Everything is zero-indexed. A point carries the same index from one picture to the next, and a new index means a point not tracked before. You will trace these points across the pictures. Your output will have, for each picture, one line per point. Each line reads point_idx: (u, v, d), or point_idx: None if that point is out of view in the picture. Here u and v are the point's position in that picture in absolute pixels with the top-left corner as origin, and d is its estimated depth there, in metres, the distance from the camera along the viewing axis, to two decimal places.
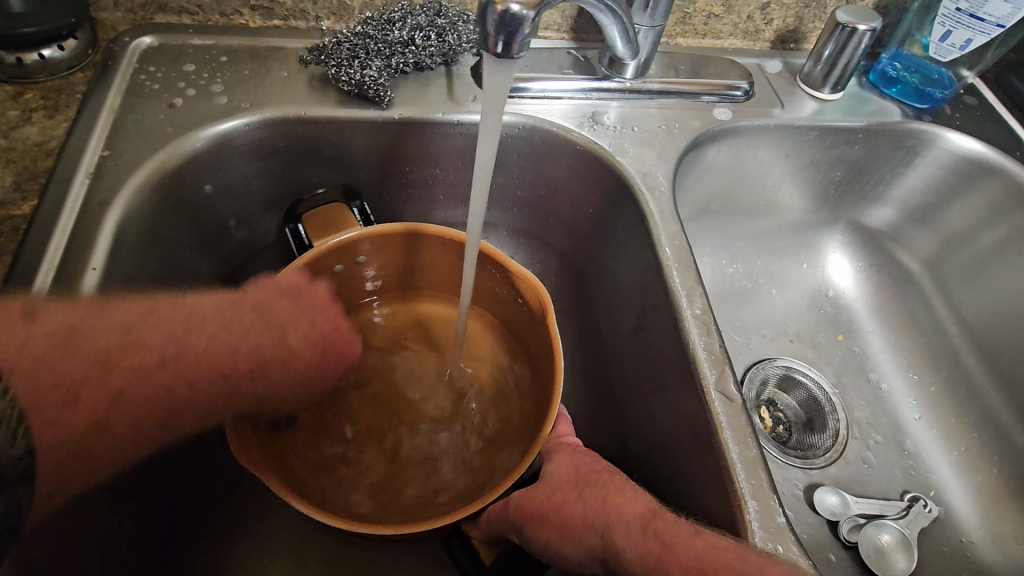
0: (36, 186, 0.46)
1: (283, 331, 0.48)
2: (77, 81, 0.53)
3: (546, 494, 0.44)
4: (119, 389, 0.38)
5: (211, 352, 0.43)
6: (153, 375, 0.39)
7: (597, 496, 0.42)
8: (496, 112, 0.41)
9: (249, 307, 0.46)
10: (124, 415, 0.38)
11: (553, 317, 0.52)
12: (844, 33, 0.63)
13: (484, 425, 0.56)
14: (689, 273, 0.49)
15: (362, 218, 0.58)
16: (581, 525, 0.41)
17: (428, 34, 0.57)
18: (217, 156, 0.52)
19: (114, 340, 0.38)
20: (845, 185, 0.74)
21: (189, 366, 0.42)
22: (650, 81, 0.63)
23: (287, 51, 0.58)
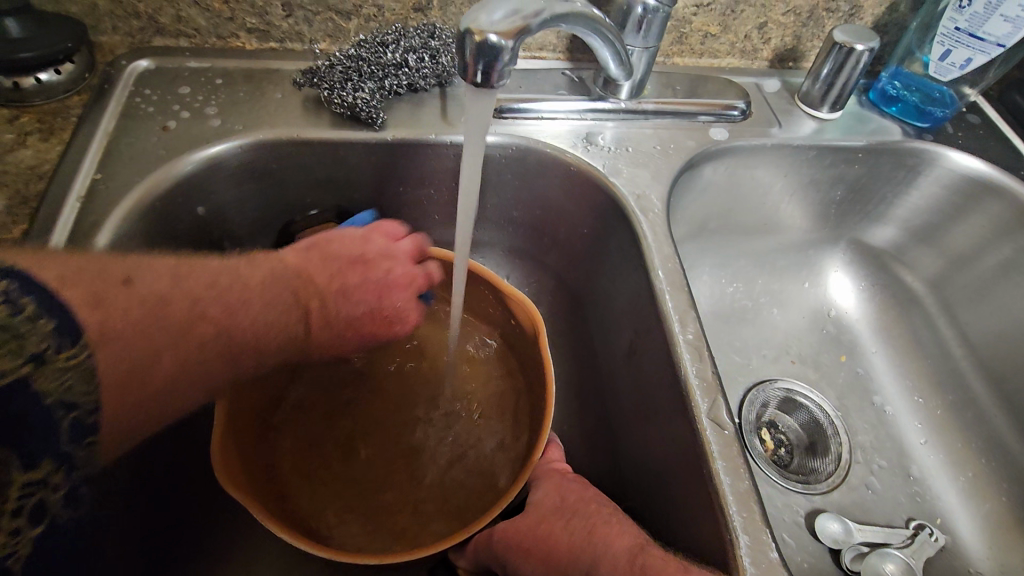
0: (27, 209, 0.46)
1: (332, 298, 0.47)
2: (74, 104, 0.54)
3: (533, 523, 0.43)
4: (184, 336, 0.36)
5: (272, 312, 0.42)
6: (218, 333, 0.38)
7: (585, 527, 0.41)
8: (477, 141, 0.40)
9: (298, 277, 0.46)
10: (198, 355, 0.37)
11: (546, 340, 0.52)
12: (842, 52, 0.62)
13: (475, 449, 0.55)
14: (682, 297, 0.49)
15: None
16: (568, 558, 0.40)
17: (422, 56, 0.57)
18: (209, 178, 0.52)
19: (183, 295, 0.37)
20: (846, 204, 0.73)
21: (249, 330, 0.40)
22: (645, 102, 0.63)
23: (282, 73, 0.59)
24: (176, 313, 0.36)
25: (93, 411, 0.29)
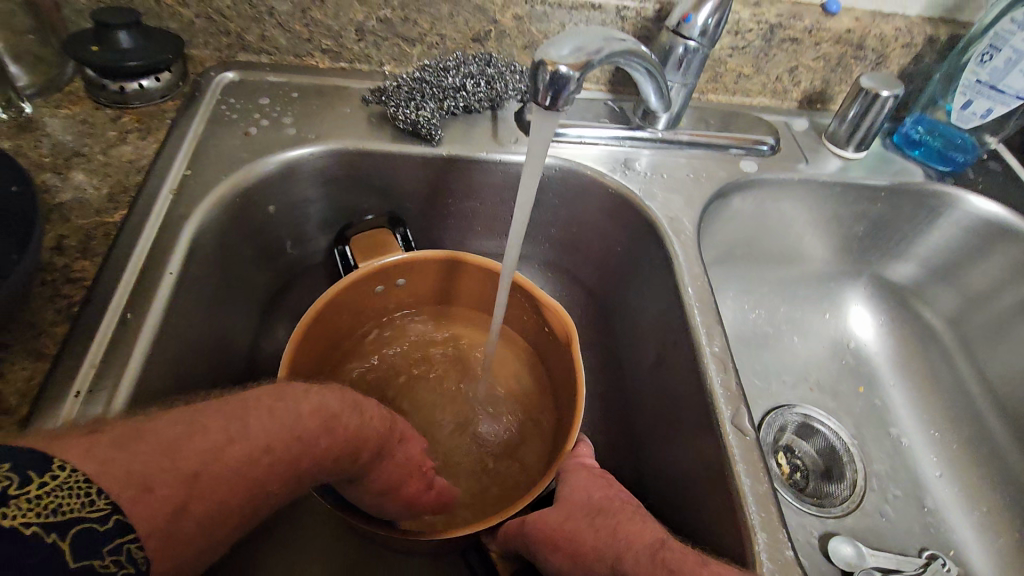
0: (126, 198, 0.52)
1: (349, 407, 0.42)
2: (167, 108, 0.60)
3: (560, 519, 0.45)
4: (201, 472, 0.31)
5: (291, 424, 0.37)
6: (233, 457, 0.33)
7: (609, 526, 0.44)
8: (539, 155, 0.45)
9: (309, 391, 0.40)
10: (215, 487, 0.31)
11: (578, 347, 0.55)
12: (868, 97, 0.67)
13: (504, 447, 0.58)
14: (709, 312, 0.52)
15: (404, 244, 0.62)
16: (592, 555, 0.42)
17: (478, 81, 0.63)
18: (283, 179, 0.58)
19: (176, 429, 0.32)
20: (868, 240, 0.76)
21: (268, 448, 0.35)
22: (680, 133, 0.68)
23: (351, 90, 0.65)
24: (186, 449, 0.31)
25: (103, 520, 0.26)
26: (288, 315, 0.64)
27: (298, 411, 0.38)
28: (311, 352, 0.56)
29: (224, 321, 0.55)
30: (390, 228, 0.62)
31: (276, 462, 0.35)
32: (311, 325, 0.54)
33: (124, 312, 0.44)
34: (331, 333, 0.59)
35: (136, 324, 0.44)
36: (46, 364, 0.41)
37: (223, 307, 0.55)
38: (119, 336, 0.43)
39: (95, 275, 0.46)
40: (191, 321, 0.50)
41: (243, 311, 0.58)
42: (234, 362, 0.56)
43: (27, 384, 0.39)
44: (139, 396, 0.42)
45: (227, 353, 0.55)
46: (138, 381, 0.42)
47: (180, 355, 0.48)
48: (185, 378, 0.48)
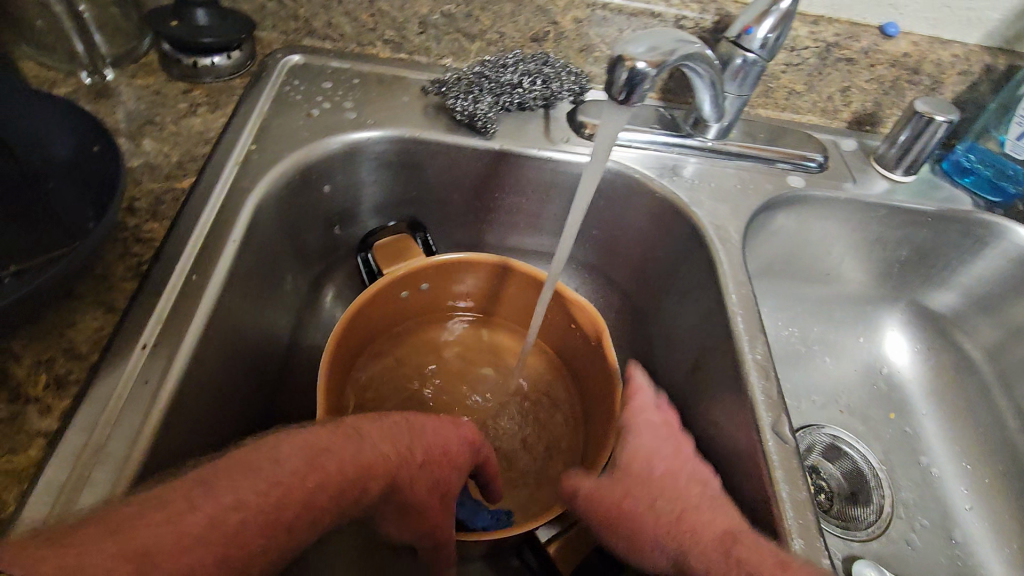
0: (195, 166, 0.54)
1: (342, 444, 0.40)
2: (235, 85, 0.62)
3: (616, 496, 0.44)
4: (151, 549, 0.30)
5: (261, 486, 0.35)
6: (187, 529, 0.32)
7: (672, 513, 0.43)
8: (602, 150, 0.46)
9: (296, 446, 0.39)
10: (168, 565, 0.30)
11: (613, 356, 0.56)
12: (922, 121, 0.67)
13: (540, 451, 0.58)
14: (753, 320, 0.53)
15: (424, 248, 0.64)
16: (653, 543, 0.42)
17: (535, 79, 0.64)
18: (341, 161, 0.60)
19: (134, 509, 0.32)
20: (909, 266, 0.76)
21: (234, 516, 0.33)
22: (730, 144, 0.68)
23: (409, 80, 0.66)
24: (138, 528, 0.31)
25: None
26: (332, 293, 0.66)
27: (283, 465, 0.37)
28: (355, 339, 0.57)
29: (274, 293, 0.56)
30: (409, 233, 0.64)
31: (250, 525, 0.33)
32: (355, 315, 0.56)
33: (190, 272, 0.46)
34: (374, 323, 0.60)
35: (200, 285, 0.45)
36: (116, 316, 0.43)
37: (274, 279, 0.56)
38: (184, 295, 0.44)
39: (163, 235, 0.48)
40: (247, 288, 0.51)
41: (291, 286, 0.60)
42: (280, 333, 0.58)
43: (99, 333, 0.41)
44: (199, 353, 0.43)
45: (274, 324, 0.57)
46: (199, 339, 0.43)
47: (236, 320, 0.49)
48: (239, 342, 0.50)
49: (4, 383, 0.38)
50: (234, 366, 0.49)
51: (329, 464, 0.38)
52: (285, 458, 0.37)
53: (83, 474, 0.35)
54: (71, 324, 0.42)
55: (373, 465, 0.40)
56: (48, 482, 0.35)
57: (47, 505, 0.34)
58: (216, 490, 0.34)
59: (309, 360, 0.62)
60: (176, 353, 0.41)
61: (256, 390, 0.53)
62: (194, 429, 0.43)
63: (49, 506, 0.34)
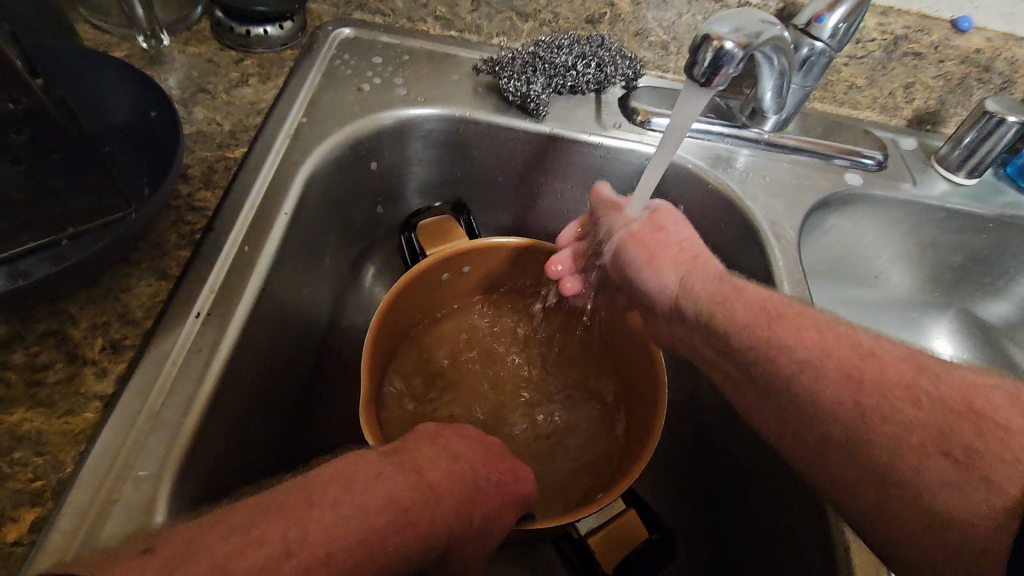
0: (247, 137, 0.53)
1: (434, 484, 0.35)
2: (286, 56, 0.61)
3: (720, 288, 0.43)
4: None
5: (355, 523, 0.31)
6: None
7: (759, 301, 0.41)
8: (674, 135, 0.44)
9: (390, 478, 0.34)
10: None
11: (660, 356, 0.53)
12: (991, 121, 0.63)
13: (576, 448, 0.57)
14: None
15: (468, 231, 0.62)
16: (755, 295, 0.42)
17: (589, 62, 0.62)
18: (391, 138, 0.59)
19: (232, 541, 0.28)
20: (961, 273, 0.73)
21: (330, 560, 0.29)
22: (786, 137, 0.66)
23: (460, 58, 0.65)
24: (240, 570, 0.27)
25: None
26: (371, 272, 0.65)
27: (371, 515, 0.31)
28: (396, 321, 0.57)
29: (319, 269, 0.56)
30: (454, 215, 0.63)
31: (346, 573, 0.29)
32: (399, 294, 0.55)
33: (242, 244, 0.45)
34: (416, 308, 0.60)
35: (252, 257, 0.45)
36: (169, 283, 0.42)
37: (319, 255, 0.56)
38: (237, 267, 0.44)
39: (216, 205, 0.47)
40: (294, 262, 0.51)
41: (334, 263, 0.59)
42: (323, 310, 0.58)
43: (153, 299, 0.41)
44: (248, 328, 0.42)
45: (317, 301, 0.56)
46: (250, 313, 0.43)
47: (284, 295, 0.49)
48: (285, 317, 0.49)
49: (62, 345, 0.38)
50: (279, 339, 0.48)
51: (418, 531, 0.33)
52: (379, 527, 0.31)
53: (138, 439, 0.35)
54: (126, 289, 0.42)
55: (452, 520, 0.35)
56: (104, 446, 0.35)
57: (103, 469, 0.34)
58: (310, 540, 0.29)
59: (347, 337, 0.61)
60: (228, 325, 0.41)
61: (292, 365, 0.51)
62: (240, 401, 0.42)
63: (105, 470, 0.34)
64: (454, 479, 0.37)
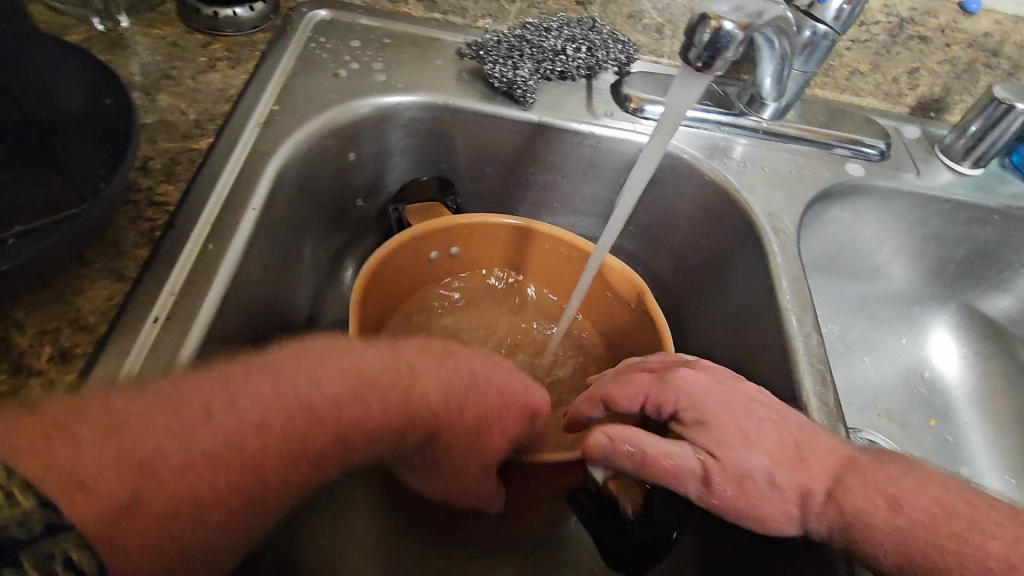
0: (214, 126, 0.50)
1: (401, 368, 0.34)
2: (258, 40, 0.58)
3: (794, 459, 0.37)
4: (153, 458, 0.26)
5: (290, 398, 0.30)
6: (205, 448, 0.27)
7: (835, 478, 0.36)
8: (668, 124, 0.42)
9: (348, 358, 0.33)
10: (174, 490, 0.26)
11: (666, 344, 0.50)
12: (999, 109, 0.61)
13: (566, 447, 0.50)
14: (809, 320, 0.48)
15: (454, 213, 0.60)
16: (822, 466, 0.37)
17: (579, 46, 0.59)
18: (371, 127, 0.56)
19: (147, 405, 0.27)
20: (964, 267, 0.71)
21: (258, 431, 0.28)
22: (785, 125, 0.63)
23: (443, 42, 0.62)
24: (147, 431, 0.26)
25: None
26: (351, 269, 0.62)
27: (314, 391, 0.31)
28: (378, 309, 0.54)
29: (293, 267, 0.53)
30: (439, 194, 0.60)
31: (278, 445, 0.29)
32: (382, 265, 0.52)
33: (206, 242, 0.42)
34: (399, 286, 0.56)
35: (216, 256, 0.42)
36: (126, 286, 0.40)
37: (294, 252, 0.53)
38: (199, 267, 0.41)
39: (179, 200, 0.44)
40: (267, 260, 0.48)
41: (311, 260, 0.56)
42: (298, 310, 0.55)
43: (108, 304, 0.38)
44: (212, 334, 0.40)
45: (292, 301, 0.53)
46: (213, 317, 0.40)
47: (254, 295, 0.46)
48: (256, 318, 0.46)
49: (7, 353, 0.36)
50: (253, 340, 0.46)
51: (372, 424, 0.32)
52: (322, 397, 0.31)
53: None
54: (78, 292, 0.39)
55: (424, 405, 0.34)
56: None
57: None
58: (239, 409, 0.29)
59: None
60: (188, 331, 0.38)
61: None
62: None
63: None
64: (427, 368, 0.35)
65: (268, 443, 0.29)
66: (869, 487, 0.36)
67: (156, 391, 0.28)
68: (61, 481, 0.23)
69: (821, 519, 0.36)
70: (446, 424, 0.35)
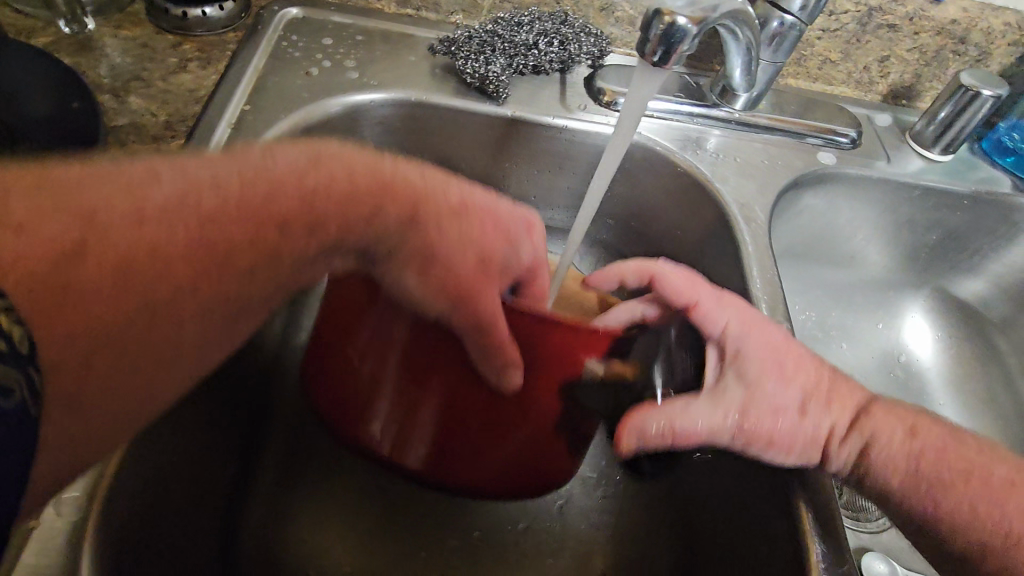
0: (185, 127, 0.50)
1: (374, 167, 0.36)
2: (229, 39, 0.57)
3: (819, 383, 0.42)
4: (100, 212, 0.27)
5: (241, 175, 0.32)
6: (161, 207, 0.29)
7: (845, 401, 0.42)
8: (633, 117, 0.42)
9: (316, 150, 0.35)
10: (130, 240, 0.28)
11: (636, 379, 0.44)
12: (966, 95, 0.62)
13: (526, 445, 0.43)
14: (779, 310, 0.49)
15: None
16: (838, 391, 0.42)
17: (552, 40, 0.60)
18: (344, 125, 0.56)
19: (98, 176, 0.29)
20: (937, 252, 0.72)
21: (212, 198, 0.30)
22: (758, 116, 0.64)
23: (416, 38, 0.62)
24: (95, 186, 0.28)
25: None
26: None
27: (268, 173, 0.33)
28: None
29: None
30: None
31: (239, 216, 0.31)
32: None
33: None
34: None
35: None
36: None
37: None
38: None
39: None
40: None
41: None
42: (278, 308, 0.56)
43: None
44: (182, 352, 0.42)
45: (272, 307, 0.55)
46: None
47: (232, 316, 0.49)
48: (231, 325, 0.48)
49: None
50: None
51: (357, 208, 0.35)
52: (286, 183, 0.32)
53: None
54: None
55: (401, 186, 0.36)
56: None
57: None
58: (190, 174, 0.31)
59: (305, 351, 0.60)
60: None
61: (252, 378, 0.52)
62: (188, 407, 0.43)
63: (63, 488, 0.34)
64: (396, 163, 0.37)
65: (237, 244, 0.31)
66: (876, 444, 0.40)
67: (104, 171, 0.29)
68: (35, 306, 0.24)
69: (842, 450, 0.41)
70: (439, 218, 0.36)
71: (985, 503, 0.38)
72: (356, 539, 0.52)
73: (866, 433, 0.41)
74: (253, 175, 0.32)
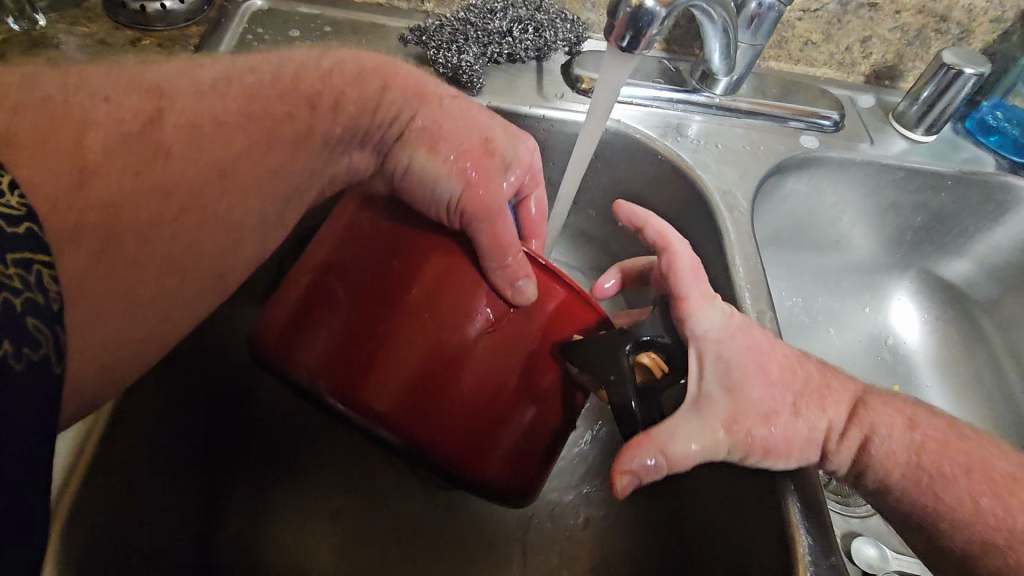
0: None
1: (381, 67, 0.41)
2: (191, 33, 0.55)
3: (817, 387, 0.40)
4: (167, 84, 0.33)
5: (270, 60, 0.38)
6: (206, 85, 0.34)
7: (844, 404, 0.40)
8: None
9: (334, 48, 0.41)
10: (190, 105, 0.33)
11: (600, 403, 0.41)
12: (948, 74, 0.61)
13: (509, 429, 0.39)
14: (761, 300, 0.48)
15: None
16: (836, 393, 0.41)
17: (526, 27, 0.58)
18: None
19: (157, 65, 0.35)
20: (922, 233, 0.72)
21: (251, 78, 0.36)
22: (739, 100, 0.63)
23: (387, 29, 0.60)
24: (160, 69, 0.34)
25: None
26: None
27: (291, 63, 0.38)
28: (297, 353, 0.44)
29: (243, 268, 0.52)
30: None
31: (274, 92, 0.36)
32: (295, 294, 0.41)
33: None
34: None
35: None
36: None
37: None
38: None
39: None
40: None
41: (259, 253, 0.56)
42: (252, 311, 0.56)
43: None
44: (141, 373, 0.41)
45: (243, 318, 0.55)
46: None
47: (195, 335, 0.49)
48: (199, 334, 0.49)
49: None
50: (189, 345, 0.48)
51: (366, 87, 0.39)
52: (304, 85, 0.37)
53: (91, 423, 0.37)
54: None
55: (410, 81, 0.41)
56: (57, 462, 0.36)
57: None
58: (228, 64, 0.37)
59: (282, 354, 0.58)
60: None
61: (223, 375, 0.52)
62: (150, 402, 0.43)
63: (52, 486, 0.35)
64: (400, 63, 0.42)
65: (265, 143, 0.36)
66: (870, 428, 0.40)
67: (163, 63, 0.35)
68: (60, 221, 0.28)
69: (842, 450, 0.40)
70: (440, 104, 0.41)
71: (975, 492, 0.37)
72: (341, 545, 0.50)
73: (865, 426, 0.40)
74: (279, 63, 0.38)
